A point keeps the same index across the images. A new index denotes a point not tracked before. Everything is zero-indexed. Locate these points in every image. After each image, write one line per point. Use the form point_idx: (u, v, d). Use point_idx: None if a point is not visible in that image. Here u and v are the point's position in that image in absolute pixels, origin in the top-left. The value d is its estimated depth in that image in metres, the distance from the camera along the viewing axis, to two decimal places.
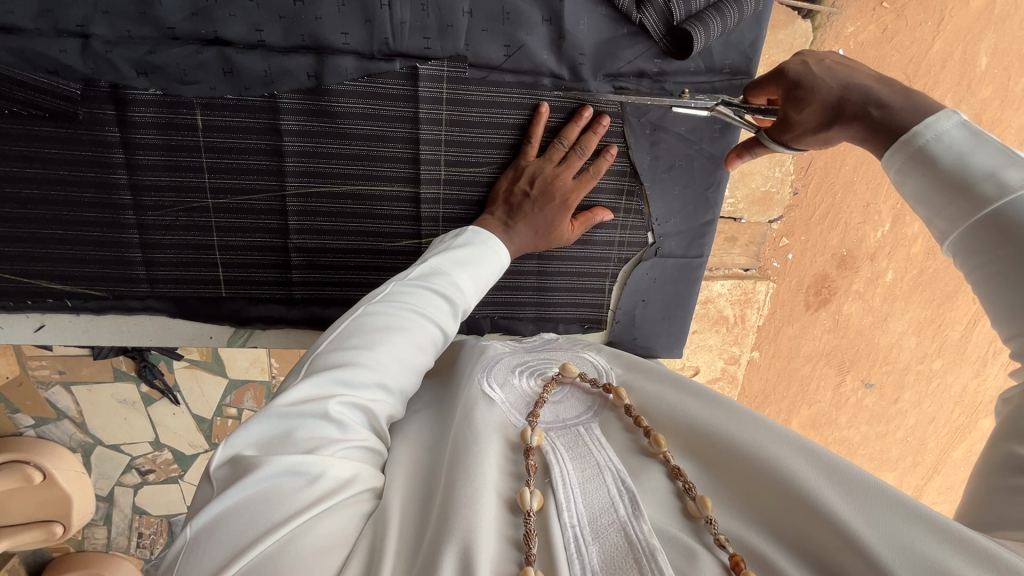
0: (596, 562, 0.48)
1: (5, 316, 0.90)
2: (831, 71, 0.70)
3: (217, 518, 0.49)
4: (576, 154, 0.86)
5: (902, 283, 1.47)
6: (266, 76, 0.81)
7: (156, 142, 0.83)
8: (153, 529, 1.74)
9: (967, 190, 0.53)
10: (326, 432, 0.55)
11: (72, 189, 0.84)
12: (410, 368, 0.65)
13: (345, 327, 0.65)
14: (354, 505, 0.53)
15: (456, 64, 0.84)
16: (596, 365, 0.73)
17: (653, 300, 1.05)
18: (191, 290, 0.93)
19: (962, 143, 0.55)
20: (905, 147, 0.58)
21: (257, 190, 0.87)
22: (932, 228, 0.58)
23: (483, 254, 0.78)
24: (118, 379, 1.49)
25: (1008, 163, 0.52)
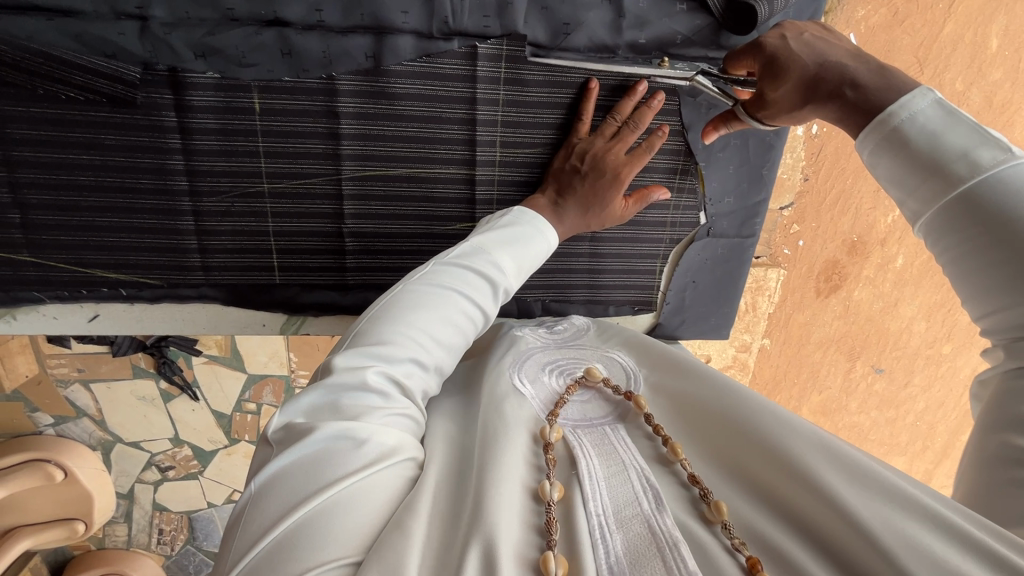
0: (619, 550, 0.47)
1: (59, 307, 0.89)
2: (808, 45, 0.68)
3: (271, 478, 0.49)
4: (628, 129, 0.83)
5: (912, 268, 1.46)
6: (324, 58, 0.80)
7: (213, 126, 0.82)
8: (173, 525, 1.74)
9: (940, 170, 0.55)
10: (368, 402, 0.54)
11: (128, 176, 0.83)
12: (444, 346, 0.63)
13: (385, 302, 0.64)
14: (392, 476, 0.51)
15: (516, 49, 0.84)
16: (624, 366, 0.72)
17: (702, 282, 1.04)
18: (245, 277, 0.92)
19: (936, 123, 0.56)
20: (881, 126, 0.59)
21: (311, 174, 0.86)
22: (904, 209, 0.60)
23: (529, 234, 0.75)
24: (137, 376, 1.48)
25: (980, 143, 0.54)
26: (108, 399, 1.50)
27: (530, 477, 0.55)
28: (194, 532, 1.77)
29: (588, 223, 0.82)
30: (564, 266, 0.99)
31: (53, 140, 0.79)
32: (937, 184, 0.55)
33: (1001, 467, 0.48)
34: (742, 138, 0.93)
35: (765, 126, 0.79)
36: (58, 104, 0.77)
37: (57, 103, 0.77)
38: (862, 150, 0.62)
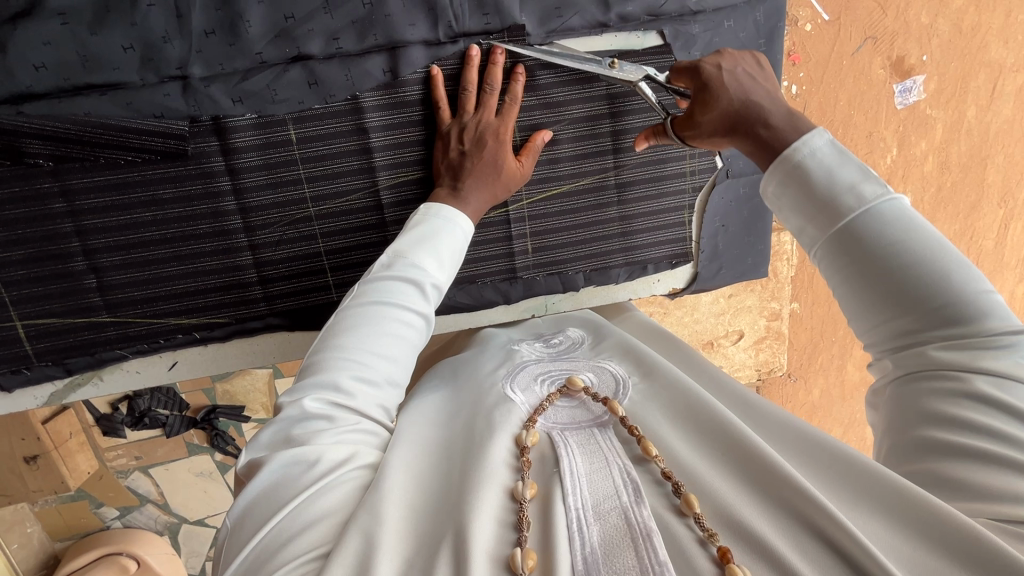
0: (595, 540, 0.51)
1: (141, 360, 0.95)
2: (736, 82, 0.71)
3: (243, 507, 0.57)
4: (487, 92, 0.86)
5: (924, 202, 1.44)
6: (348, 80, 0.87)
7: (257, 163, 0.88)
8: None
9: (833, 204, 0.59)
10: (315, 425, 0.59)
11: (187, 224, 0.89)
12: (386, 357, 0.65)
13: (326, 332, 0.67)
14: (348, 484, 0.57)
15: (519, 35, 0.89)
16: (616, 375, 0.71)
17: (732, 224, 1.08)
18: (305, 300, 0.97)
19: (830, 160, 0.60)
20: (782, 165, 0.62)
21: (351, 190, 0.93)
22: (801, 237, 0.64)
23: (443, 229, 0.75)
24: (193, 453, 1.56)
25: (864, 180, 0.59)
26: (171, 480, 1.57)
27: (508, 475, 0.58)
28: None
29: (495, 189, 0.84)
30: (596, 235, 1.04)
31: (117, 203, 0.86)
32: (827, 219, 0.60)
33: (925, 458, 0.55)
34: None
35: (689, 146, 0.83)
36: (120, 169, 0.85)
37: (119, 169, 0.85)
38: (765, 183, 0.64)
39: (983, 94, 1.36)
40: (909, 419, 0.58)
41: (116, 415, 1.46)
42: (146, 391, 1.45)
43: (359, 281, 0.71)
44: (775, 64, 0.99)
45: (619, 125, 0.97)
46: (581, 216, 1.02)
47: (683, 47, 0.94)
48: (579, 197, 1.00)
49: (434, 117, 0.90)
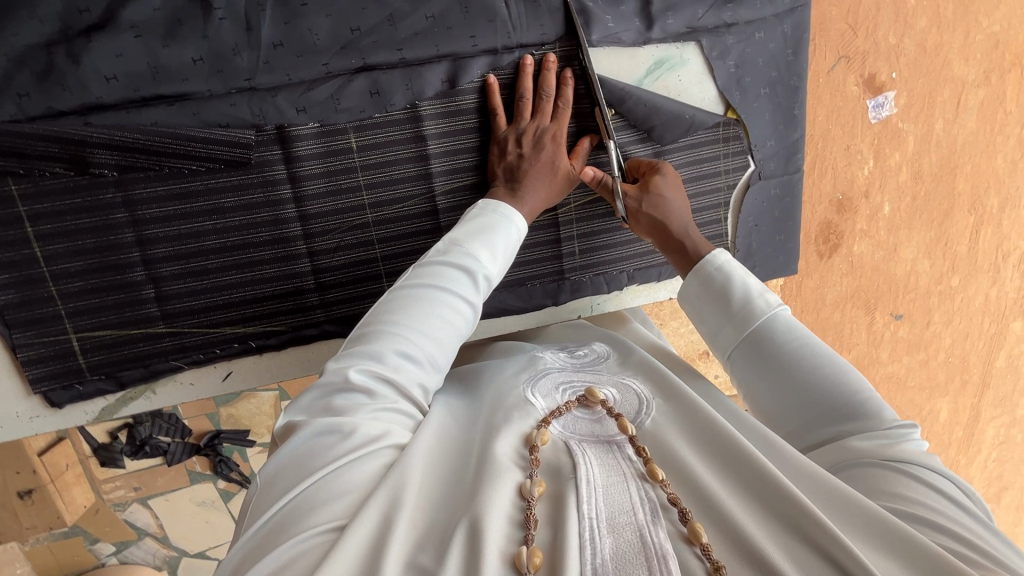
0: (607, 552, 0.50)
1: (195, 371, 0.94)
2: (673, 189, 0.89)
3: (275, 466, 0.59)
4: (544, 98, 0.90)
5: (900, 212, 1.53)
6: (409, 89, 0.90)
7: (318, 171, 0.90)
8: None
9: (746, 305, 0.75)
10: (355, 400, 0.62)
11: (248, 232, 0.90)
12: (431, 338, 0.68)
13: (382, 302, 0.71)
14: (370, 463, 0.58)
15: (571, 49, 0.94)
16: (640, 394, 0.71)
17: (764, 222, 1.13)
18: (361, 306, 0.98)
19: (739, 272, 0.78)
20: (702, 270, 0.80)
21: (409, 196, 0.95)
22: (717, 340, 0.78)
23: (498, 223, 0.80)
24: (194, 481, 1.52)
25: (766, 291, 0.76)
26: (173, 512, 1.53)
27: (518, 473, 0.58)
28: None
29: (550, 193, 0.88)
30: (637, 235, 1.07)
31: (179, 212, 0.87)
32: (736, 322, 0.75)
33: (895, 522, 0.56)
34: (771, 87, 1.05)
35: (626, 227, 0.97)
36: (184, 178, 0.85)
37: (183, 177, 0.85)
38: (684, 287, 0.82)
39: (948, 110, 1.46)
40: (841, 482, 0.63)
41: (116, 444, 1.41)
42: (148, 417, 1.40)
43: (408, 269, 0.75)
44: (801, 71, 1.05)
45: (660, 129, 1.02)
46: None
47: (720, 56, 1.01)
48: None
49: (489, 124, 0.93)
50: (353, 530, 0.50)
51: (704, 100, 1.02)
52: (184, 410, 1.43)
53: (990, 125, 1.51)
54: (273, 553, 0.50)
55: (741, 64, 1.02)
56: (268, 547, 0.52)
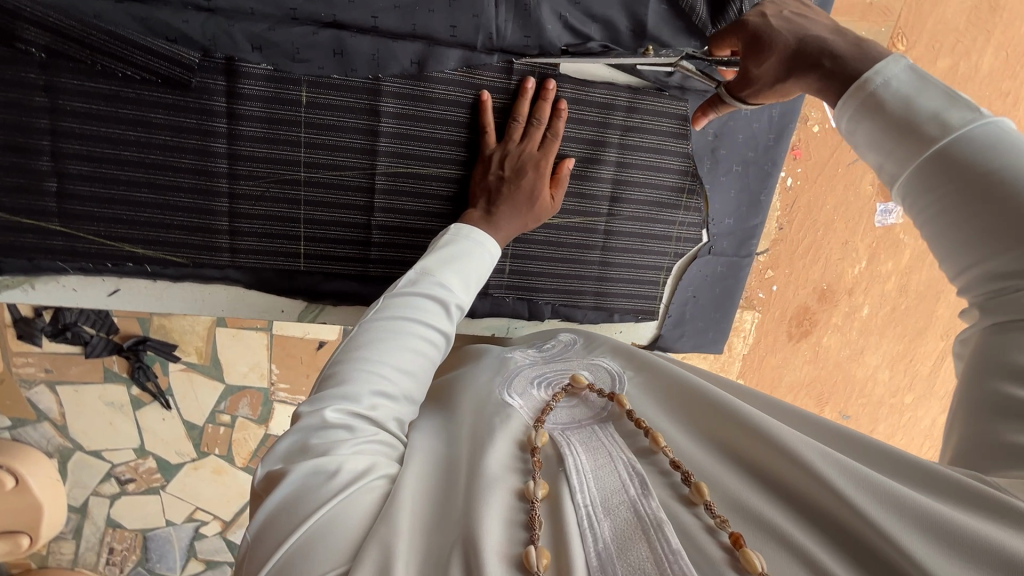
0: (607, 534, 0.49)
1: (81, 279, 0.90)
2: (788, 22, 0.72)
3: (263, 522, 0.54)
4: (535, 125, 0.90)
5: (877, 317, 1.53)
6: (374, 60, 0.87)
7: (259, 115, 0.86)
8: (126, 544, 1.64)
9: (916, 129, 0.57)
10: (336, 436, 0.58)
11: (170, 155, 0.86)
12: (407, 371, 0.66)
13: (340, 349, 0.67)
14: (370, 490, 0.55)
15: (548, 68, 0.93)
16: (610, 370, 0.73)
17: (702, 297, 1.12)
18: (270, 262, 0.95)
19: (909, 85, 0.58)
20: (859, 93, 0.60)
21: (348, 166, 0.92)
22: (881, 174, 0.62)
23: (474, 249, 0.83)
24: (108, 380, 1.47)
25: (949, 104, 0.57)
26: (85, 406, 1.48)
27: (513, 480, 0.56)
28: (148, 552, 1.66)
29: (526, 220, 0.89)
30: (574, 274, 1.05)
31: (102, 115, 0.83)
32: (911, 147, 0.57)
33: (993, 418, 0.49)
34: (743, 165, 1.04)
35: (750, 103, 0.84)
36: (114, 82, 0.81)
37: (114, 80, 0.81)
38: (837, 114, 0.63)
39: None
40: (983, 372, 0.52)
41: (38, 322, 1.37)
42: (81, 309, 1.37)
43: (382, 295, 0.73)
44: (777, 159, 1.04)
45: (622, 175, 1.00)
46: (565, 251, 1.03)
47: (698, 120, 1.00)
48: (566, 232, 1.02)
49: (476, 132, 0.93)
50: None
51: (668, 158, 1.01)
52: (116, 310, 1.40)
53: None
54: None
55: (720, 133, 1.01)
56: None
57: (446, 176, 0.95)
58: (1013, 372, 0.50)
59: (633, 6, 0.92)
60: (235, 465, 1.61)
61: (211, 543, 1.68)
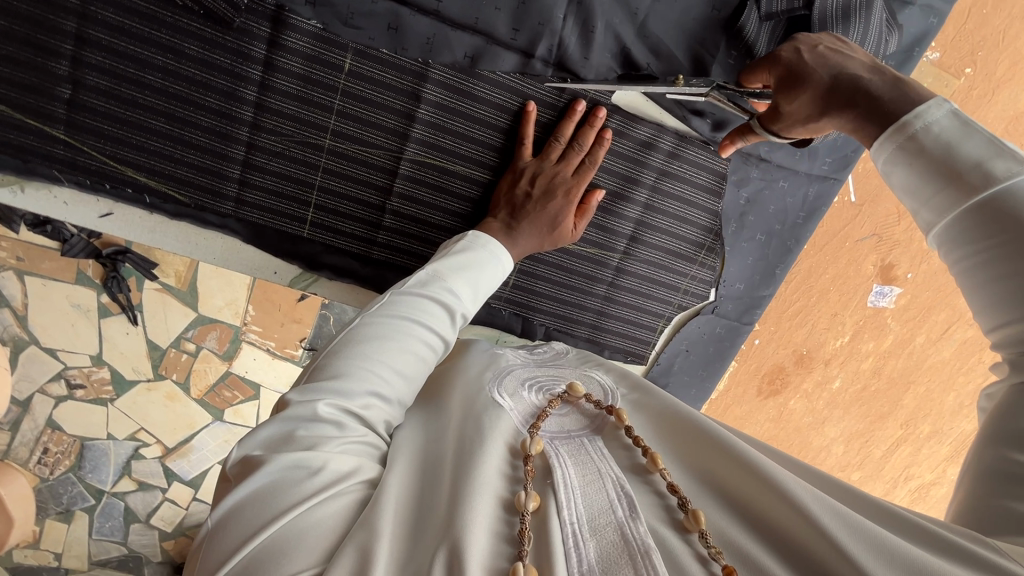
0: (593, 556, 0.56)
1: (75, 194, 0.86)
2: (823, 57, 0.72)
3: (232, 508, 0.57)
4: (574, 148, 0.88)
5: (846, 393, 1.53)
6: (427, 43, 0.83)
7: (296, 71, 0.83)
8: (61, 449, 1.46)
9: (956, 179, 0.57)
10: (323, 430, 0.63)
11: (197, 91, 0.82)
12: (400, 367, 0.72)
13: (343, 338, 0.73)
14: (347, 496, 0.60)
15: (601, 94, 0.90)
16: (604, 384, 0.83)
17: (694, 352, 1.12)
18: (274, 221, 0.91)
19: (951, 132, 0.58)
20: (897, 135, 0.61)
21: (375, 145, 0.88)
22: (919, 217, 0.62)
23: (486, 258, 0.85)
24: (78, 281, 1.23)
25: (994, 154, 0.56)
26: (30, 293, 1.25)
27: (500, 488, 0.64)
28: (83, 462, 1.49)
29: (543, 241, 0.89)
30: (575, 302, 1.04)
31: (134, 33, 0.78)
32: (947, 199, 0.58)
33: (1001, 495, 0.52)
34: (767, 236, 1.02)
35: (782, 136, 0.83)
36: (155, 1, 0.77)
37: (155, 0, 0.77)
38: (873, 152, 0.64)
39: (935, 329, 1.46)
40: (995, 438, 0.56)
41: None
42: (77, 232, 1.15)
43: (389, 289, 0.80)
44: (801, 237, 1.03)
45: (647, 218, 0.98)
46: (572, 278, 1.02)
47: (735, 181, 0.98)
48: (577, 260, 1.00)
49: (513, 143, 0.91)
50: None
51: (696, 211, 0.99)
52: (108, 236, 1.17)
53: (961, 364, 1.52)
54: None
55: (752, 200, 0.99)
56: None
57: (472, 178, 0.93)
58: (1014, 440, 0.54)
59: (698, 51, 0.88)
60: (189, 395, 1.44)
61: (147, 465, 1.53)
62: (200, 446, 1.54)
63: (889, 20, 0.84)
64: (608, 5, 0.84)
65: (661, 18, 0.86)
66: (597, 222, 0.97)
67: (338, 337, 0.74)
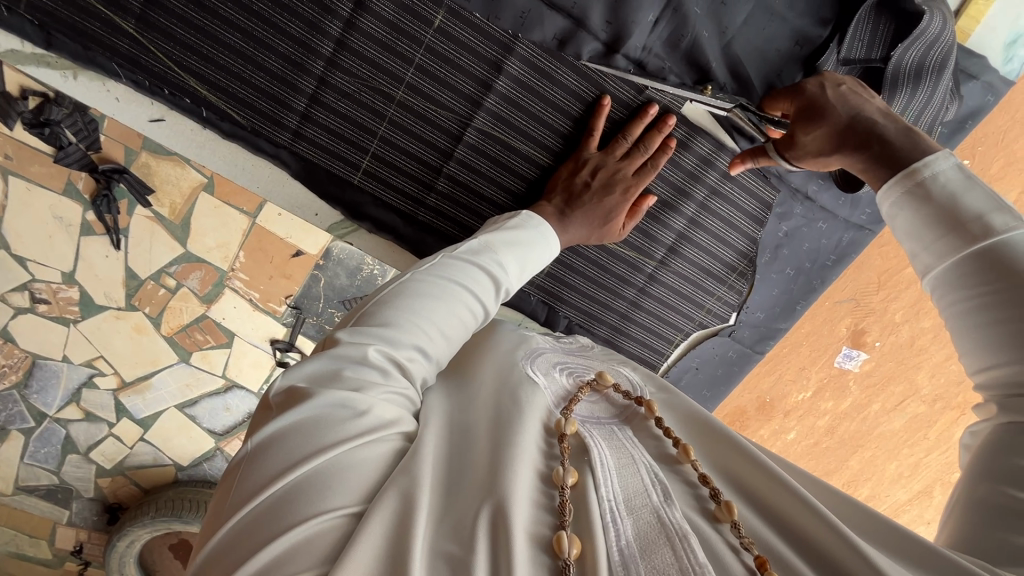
0: (630, 532, 0.58)
1: (128, 93, 0.83)
2: (844, 97, 0.76)
3: (276, 433, 0.57)
4: (638, 151, 0.90)
5: (797, 445, 1.53)
6: (521, 16, 0.84)
7: (386, 17, 0.82)
8: (7, 362, 1.17)
9: (959, 227, 0.60)
10: (370, 375, 0.63)
11: (281, 15, 0.81)
12: (445, 328, 0.72)
13: (393, 290, 0.72)
14: (386, 444, 0.61)
15: (673, 103, 0.92)
16: (632, 381, 0.85)
17: (703, 371, 1.14)
18: (327, 162, 0.90)
19: (955, 183, 0.62)
20: (904, 181, 0.65)
21: (446, 107, 0.88)
22: (919, 260, 0.66)
23: (537, 240, 0.85)
24: (66, 193, 0.92)
25: (995, 209, 0.59)
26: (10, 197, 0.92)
27: (536, 460, 0.65)
28: (30, 380, 1.21)
29: (591, 234, 0.90)
30: (603, 301, 1.05)
31: None
32: (947, 244, 0.61)
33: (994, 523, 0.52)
34: (795, 271, 1.06)
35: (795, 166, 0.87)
36: None
37: None
38: (880, 196, 0.68)
39: (890, 400, 1.46)
40: (985, 475, 0.55)
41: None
42: (70, 108, 0.83)
43: (442, 251, 0.80)
44: (826, 278, 1.07)
45: (688, 231, 1.01)
46: (605, 276, 1.03)
47: (778, 213, 1.01)
48: (615, 260, 1.02)
49: (581, 133, 0.92)
50: (372, 516, 0.52)
51: (736, 235, 1.02)
52: (107, 129, 0.85)
53: (908, 437, 1.51)
54: (297, 515, 0.51)
55: (790, 235, 1.03)
56: (276, 519, 0.51)
57: (533, 160, 0.94)
58: (1011, 477, 0.53)
59: (772, 81, 0.91)
60: (158, 331, 1.14)
61: (99, 396, 1.27)
62: (159, 385, 1.26)
63: (952, 89, 0.90)
64: (701, 19, 0.86)
65: (746, 43, 0.88)
66: (642, 227, 0.99)
67: (388, 288, 0.73)
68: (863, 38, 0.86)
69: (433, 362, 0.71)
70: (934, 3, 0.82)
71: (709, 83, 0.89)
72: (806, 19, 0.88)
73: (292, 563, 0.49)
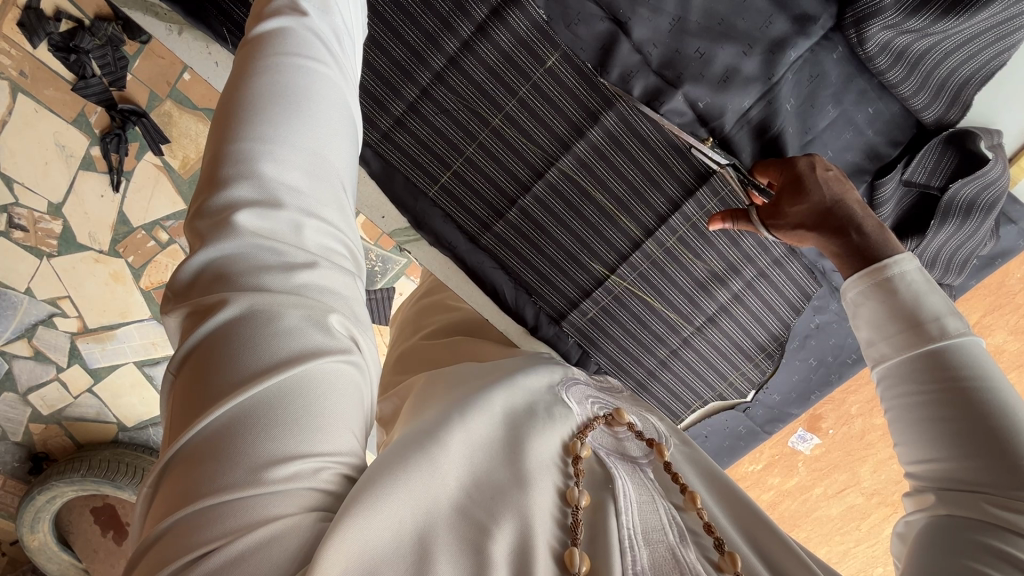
0: (645, 563, 0.51)
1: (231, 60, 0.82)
2: (833, 179, 0.78)
3: (215, 335, 0.39)
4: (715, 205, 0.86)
5: None
6: (629, 73, 0.86)
7: (502, 47, 0.84)
8: None
9: (918, 325, 0.63)
10: (271, 223, 0.41)
11: (403, 22, 0.83)
12: (319, 118, 0.45)
13: (218, 144, 0.42)
14: (328, 280, 0.43)
15: (734, 200, 0.95)
16: (658, 429, 0.72)
17: (711, 438, 1.18)
18: (408, 168, 0.90)
19: (919, 285, 0.65)
20: (874, 275, 0.68)
21: (535, 141, 0.90)
22: (872, 351, 0.68)
23: None
24: (75, 124, 1.30)
25: (950, 314, 0.63)
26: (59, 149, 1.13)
27: (556, 476, 0.56)
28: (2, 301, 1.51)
29: None
30: (636, 356, 1.07)
31: None
32: (908, 340, 0.63)
33: None
34: (818, 362, 1.10)
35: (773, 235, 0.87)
36: None
37: None
38: (850, 285, 0.70)
39: (832, 486, 1.50)
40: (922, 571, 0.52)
41: (51, 25, 1.13)
42: (103, 38, 1.15)
43: None
44: (844, 374, 1.12)
45: (729, 300, 1.04)
46: (644, 332, 1.05)
47: (816, 306, 1.06)
48: (656, 319, 1.04)
49: (653, 191, 0.95)
50: (378, 493, 0.41)
51: (773, 318, 1.06)
52: (137, 70, 1.24)
53: (842, 525, 1.57)
54: (274, 468, 0.36)
55: (820, 328, 1.08)
56: (236, 478, 0.35)
57: (604, 210, 0.96)
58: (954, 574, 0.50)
59: None
60: None
61: (55, 336, 1.58)
62: None
63: (992, 230, 0.97)
64: (789, 116, 0.90)
65: (823, 146, 0.93)
66: (687, 292, 1.02)
67: (212, 161, 0.43)
68: (927, 165, 0.92)
69: (344, 140, 0.47)
70: (998, 151, 0.87)
71: (711, 137, 0.90)
72: (881, 137, 0.93)
73: (279, 540, 0.35)
